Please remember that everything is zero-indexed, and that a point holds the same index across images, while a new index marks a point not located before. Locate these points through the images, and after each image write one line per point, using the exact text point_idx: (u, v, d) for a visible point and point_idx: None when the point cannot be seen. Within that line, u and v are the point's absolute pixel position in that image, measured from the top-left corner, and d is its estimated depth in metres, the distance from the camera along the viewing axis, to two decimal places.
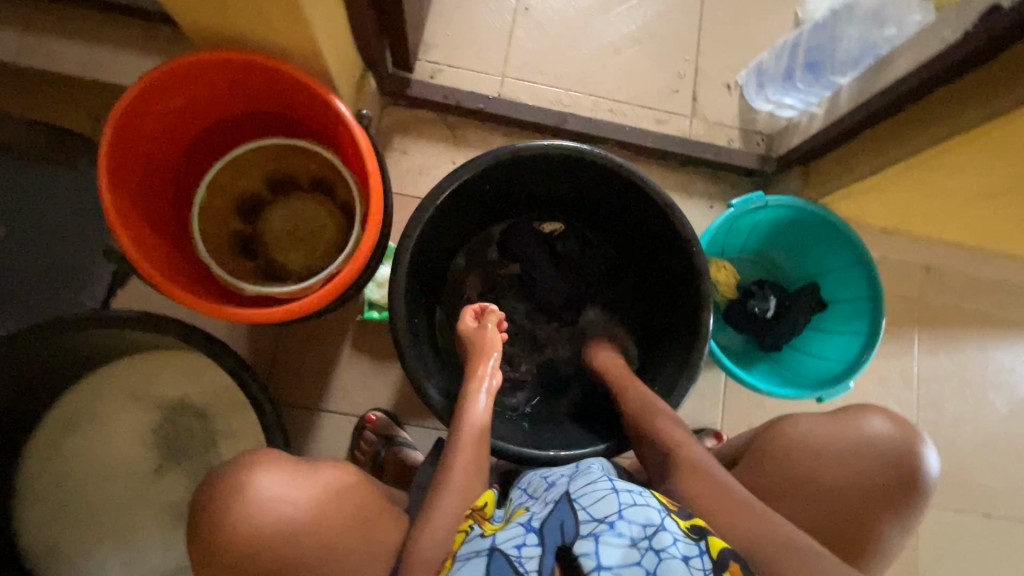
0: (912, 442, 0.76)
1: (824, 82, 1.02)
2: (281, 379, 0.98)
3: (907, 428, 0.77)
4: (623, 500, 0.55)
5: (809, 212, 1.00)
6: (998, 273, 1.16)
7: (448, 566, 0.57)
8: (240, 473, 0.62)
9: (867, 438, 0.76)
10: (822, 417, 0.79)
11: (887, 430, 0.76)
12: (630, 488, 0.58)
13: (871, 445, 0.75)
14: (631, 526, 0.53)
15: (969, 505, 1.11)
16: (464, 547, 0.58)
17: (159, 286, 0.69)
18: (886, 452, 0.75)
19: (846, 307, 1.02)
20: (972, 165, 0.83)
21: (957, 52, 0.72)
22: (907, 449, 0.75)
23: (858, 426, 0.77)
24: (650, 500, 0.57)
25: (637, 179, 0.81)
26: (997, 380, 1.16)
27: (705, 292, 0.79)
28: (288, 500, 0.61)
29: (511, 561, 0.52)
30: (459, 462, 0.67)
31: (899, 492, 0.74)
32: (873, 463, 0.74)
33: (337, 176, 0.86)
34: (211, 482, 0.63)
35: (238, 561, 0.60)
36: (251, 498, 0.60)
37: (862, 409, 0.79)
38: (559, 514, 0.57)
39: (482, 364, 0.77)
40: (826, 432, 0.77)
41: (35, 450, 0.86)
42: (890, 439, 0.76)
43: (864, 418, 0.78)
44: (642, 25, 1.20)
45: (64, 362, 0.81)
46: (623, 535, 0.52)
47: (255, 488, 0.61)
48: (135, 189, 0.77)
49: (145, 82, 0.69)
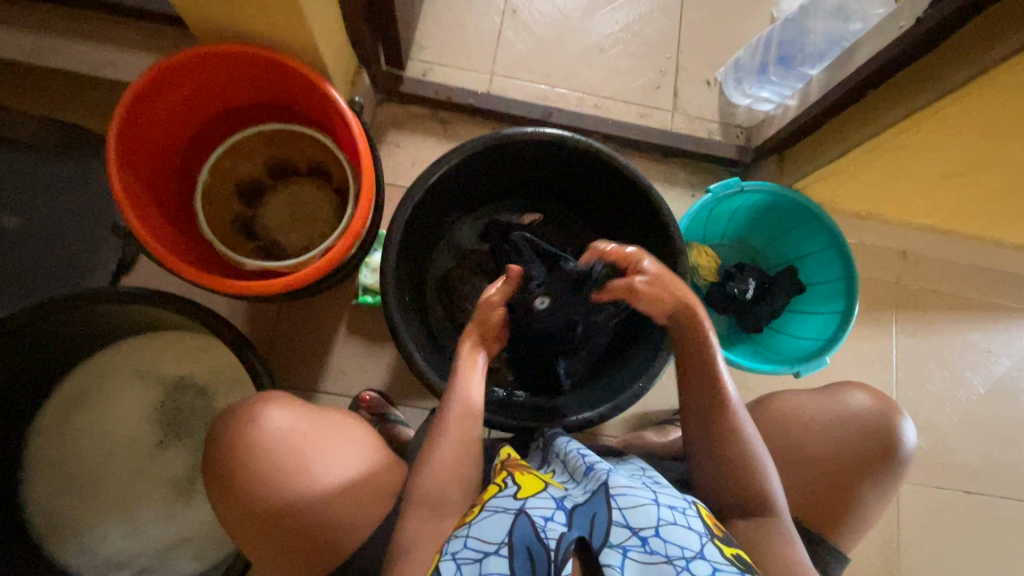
0: (890, 415, 0.79)
1: (795, 74, 1.10)
2: (279, 361, 1.02)
3: (886, 403, 0.80)
4: (662, 516, 0.56)
5: (785, 198, 1.05)
6: (970, 257, 1.20)
7: (476, 512, 0.62)
8: (271, 394, 0.73)
9: (846, 409, 0.80)
10: (807, 393, 0.83)
11: (865, 403, 0.80)
12: (673, 505, 0.58)
13: (850, 418, 0.79)
14: (666, 546, 0.53)
15: (950, 482, 1.13)
16: (494, 501, 0.62)
17: (164, 259, 0.72)
18: (865, 422, 0.78)
19: (823, 288, 1.07)
20: (933, 148, 0.88)
21: (914, 36, 0.77)
22: (885, 420, 0.78)
23: (838, 398, 0.81)
24: (692, 522, 0.57)
25: (617, 164, 0.85)
26: (975, 361, 1.19)
27: (682, 268, 0.83)
28: (293, 429, 0.70)
29: (535, 528, 0.55)
30: (447, 431, 0.69)
31: (879, 462, 0.77)
32: (849, 431, 0.78)
33: (333, 159, 0.90)
34: (227, 426, 0.71)
35: (246, 482, 0.68)
36: (268, 410, 0.71)
37: (844, 385, 0.83)
38: (594, 504, 0.58)
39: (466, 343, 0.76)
40: (810, 405, 0.81)
41: (42, 427, 0.89)
42: (869, 410, 0.79)
43: (846, 392, 0.82)
44: (625, 25, 1.26)
45: (73, 338, 0.85)
46: (654, 553, 0.53)
47: (271, 404, 0.71)
48: (142, 173, 0.81)
49: (151, 73, 0.74)
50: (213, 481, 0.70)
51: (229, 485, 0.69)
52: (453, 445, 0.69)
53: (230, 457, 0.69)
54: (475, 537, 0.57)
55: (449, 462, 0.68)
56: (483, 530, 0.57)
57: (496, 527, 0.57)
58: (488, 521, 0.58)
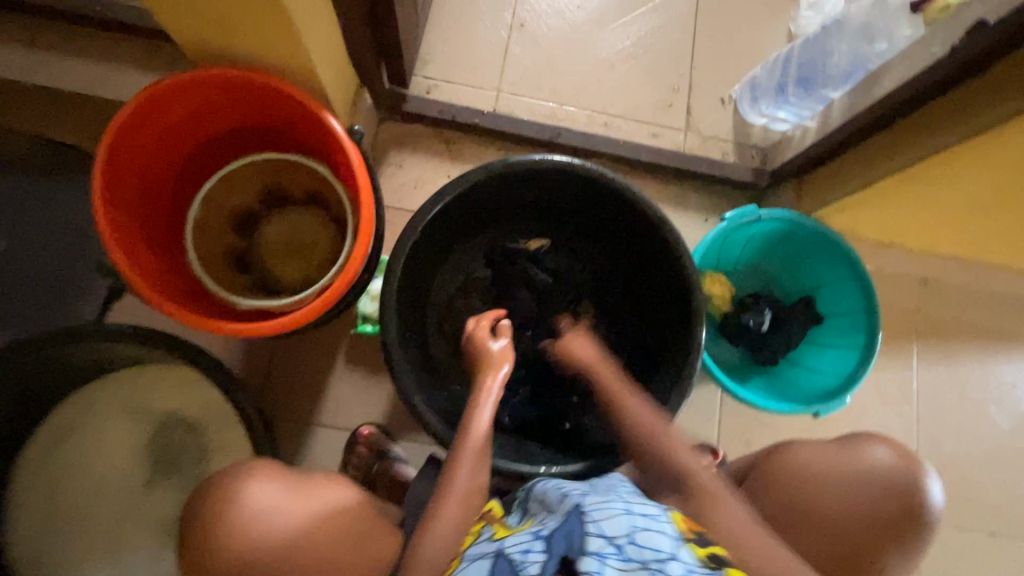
0: (913, 473, 0.74)
1: (816, 96, 1.04)
2: (274, 392, 0.98)
3: (909, 459, 0.76)
4: (634, 523, 0.53)
5: (804, 227, 1.00)
6: (995, 285, 1.15)
7: (455, 565, 0.58)
8: (246, 465, 0.69)
9: (868, 467, 0.75)
10: (826, 445, 0.78)
11: (888, 460, 0.75)
12: (643, 513, 0.56)
13: (872, 477, 0.74)
14: (642, 550, 0.50)
15: (972, 522, 1.09)
16: (472, 550, 0.59)
17: (151, 300, 0.69)
18: (888, 484, 0.74)
19: (842, 321, 1.02)
20: (965, 181, 0.83)
21: (947, 67, 0.73)
22: (908, 480, 0.74)
23: (859, 454, 0.76)
24: (663, 527, 0.55)
25: (630, 194, 0.81)
26: (998, 395, 1.15)
27: (697, 306, 0.79)
28: (282, 511, 0.66)
29: (514, 565, 0.51)
30: (456, 482, 0.67)
31: (901, 525, 0.73)
32: (869, 493, 0.74)
33: (331, 189, 0.86)
34: (211, 497, 0.67)
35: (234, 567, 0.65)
36: (250, 493, 0.66)
37: (865, 438, 0.78)
38: (568, 524, 0.54)
39: (489, 376, 0.76)
40: (826, 460, 0.76)
41: (27, 465, 0.86)
42: (893, 470, 0.75)
43: (868, 446, 0.77)
44: (637, 40, 1.21)
45: (59, 373, 0.82)
46: (630, 559, 0.49)
47: (254, 483, 0.67)
48: (131, 206, 0.77)
49: (139, 102, 0.70)
50: (193, 553, 0.66)
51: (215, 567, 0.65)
52: (457, 495, 0.67)
53: (214, 540, 0.65)
54: None
55: (455, 509, 0.67)
56: None
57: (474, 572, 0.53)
58: (467, 570, 0.55)
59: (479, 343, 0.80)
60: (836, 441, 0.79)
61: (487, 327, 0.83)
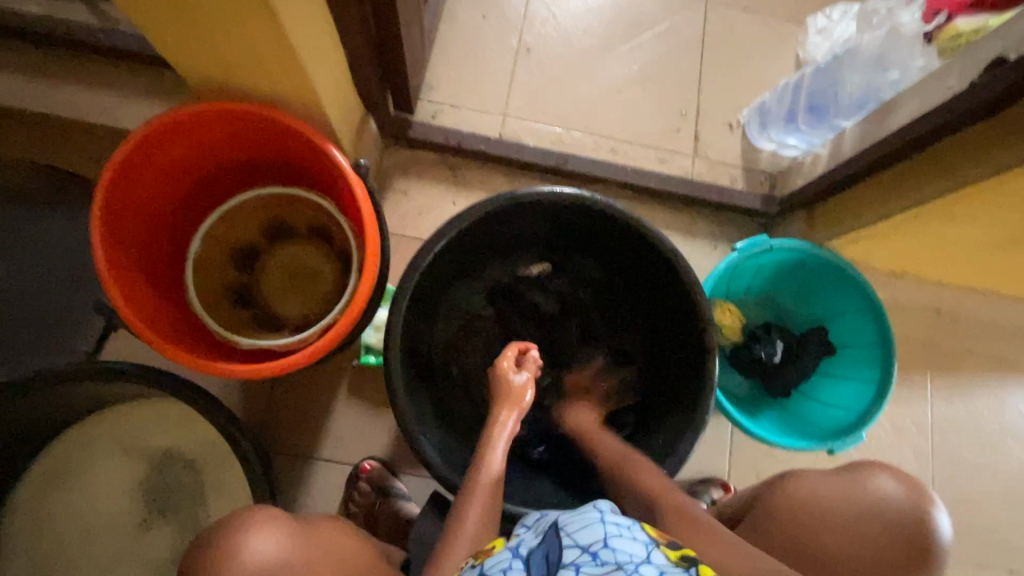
0: (919, 504, 0.71)
1: (828, 125, 1.05)
2: (274, 427, 0.96)
3: (914, 488, 0.73)
4: (608, 529, 0.51)
5: (817, 257, 0.98)
6: (1010, 315, 1.13)
7: None
8: (242, 515, 0.64)
9: (873, 497, 0.72)
10: (826, 473, 0.76)
11: (895, 491, 0.72)
12: (619, 518, 0.54)
13: (879, 508, 0.71)
14: (616, 555, 0.48)
15: (990, 560, 1.06)
16: None
17: (149, 341, 0.66)
18: (891, 515, 0.70)
19: (855, 353, 0.99)
20: (983, 215, 0.81)
21: (965, 102, 0.71)
22: (912, 513, 0.71)
23: (859, 481, 0.73)
24: (638, 532, 0.52)
25: (640, 227, 0.79)
26: (1015, 428, 1.12)
27: (710, 343, 0.77)
28: (281, 562, 0.61)
29: None
30: (465, 529, 0.64)
31: (910, 560, 0.70)
32: (874, 524, 0.70)
33: (334, 222, 0.85)
34: (205, 544, 0.62)
35: None
36: (248, 542, 0.61)
37: (866, 467, 0.75)
38: (546, 546, 0.53)
39: (505, 412, 0.77)
40: (833, 491, 0.73)
41: (18, 505, 0.83)
42: (896, 501, 0.71)
43: (872, 476, 0.74)
44: (644, 65, 1.20)
45: (53, 411, 0.80)
46: (606, 563, 0.48)
47: (254, 531, 0.62)
48: (130, 242, 0.75)
49: (140, 136, 0.69)
50: None
51: None
52: (467, 545, 0.63)
53: None
54: None
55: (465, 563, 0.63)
56: None
57: None
58: None
59: (502, 382, 0.80)
60: (839, 470, 0.76)
61: (510, 365, 0.81)
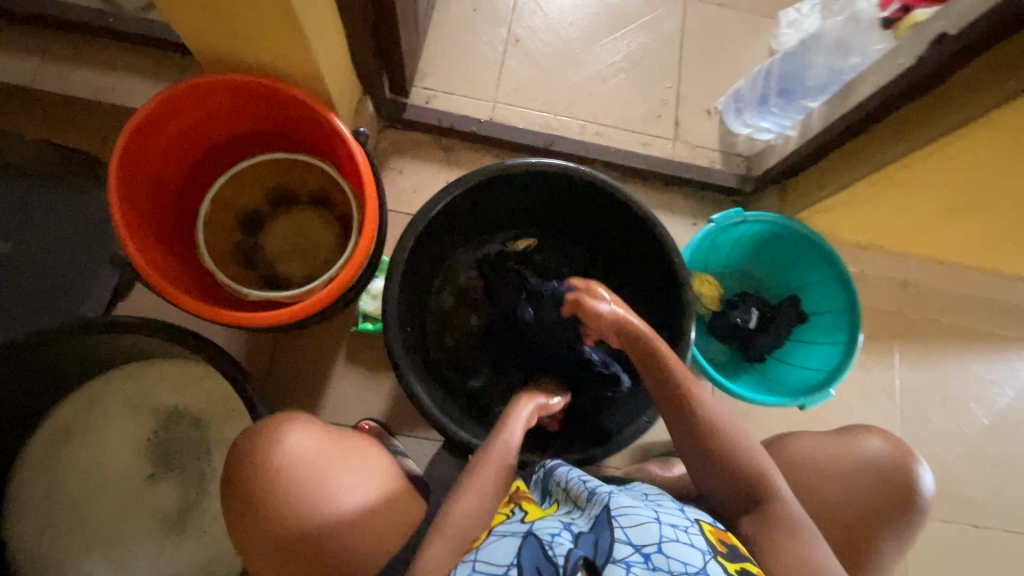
0: (907, 462, 0.80)
1: (796, 106, 1.10)
2: (276, 389, 1.00)
3: (903, 449, 0.81)
4: (664, 534, 0.55)
5: (787, 228, 1.05)
6: (970, 287, 1.21)
7: (483, 539, 0.61)
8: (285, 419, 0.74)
9: (862, 454, 0.81)
10: (823, 437, 0.84)
11: (884, 449, 0.81)
12: (675, 524, 0.58)
13: (870, 463, 0.80)
14: (670, 562, 0.52)
15: (956, 516, 1.12)
16: (502, 526, 0.62)
17: (164, 290, 0.71)
18: (881, 470, 0.79)
19: (826, 319, 1.06)
20: (936, 182, 0.88)
21: (915, 75, 0.78)
22: (901, 468, 0.79)
23: (856, 442, 0.82)
24: (695, 540, 0.56)
25: (620, 194, 0.85)
26: (978, 393, 1.19)
27: (686, 300, 0.82)
28: (315, 452, 0.73)
29: (542, 544, 0.55)
30: (474, 481, 0.67)
31: (900, 511, 0.78)
32: (864, 476, 0.79)
33: (335, 187, 0.90)
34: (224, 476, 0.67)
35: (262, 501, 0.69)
36: (289, 433, 0.72)
37: (862, 429, 0.84)
38: (599, 527, 0.57)
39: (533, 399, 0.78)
40: (827, 449, 0.82)
41: (31, 458, 0.87)
42: (884, 458, 0.80)
43: (863, 436, 0.83)
44: (627, 55, 1.27)
45: (66, 367, 0.84)
46: (658, 568, 0.51)
47: (295, 425, 0.73)
48: (143, 203, 0.80)
49: (155, 102, 0.74)
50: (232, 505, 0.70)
51: (241, 503, 0.70)
52: (476, 492, 0.66)
53: (248, 472, 0.70)
54: (482, 561, 0.55)
55: (475, 502, 0.66)
56: (490, 553, 0.56)
57: (505, 550, 0.56)
58: (494, 546, 0.58)
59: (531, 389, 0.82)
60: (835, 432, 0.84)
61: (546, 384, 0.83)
